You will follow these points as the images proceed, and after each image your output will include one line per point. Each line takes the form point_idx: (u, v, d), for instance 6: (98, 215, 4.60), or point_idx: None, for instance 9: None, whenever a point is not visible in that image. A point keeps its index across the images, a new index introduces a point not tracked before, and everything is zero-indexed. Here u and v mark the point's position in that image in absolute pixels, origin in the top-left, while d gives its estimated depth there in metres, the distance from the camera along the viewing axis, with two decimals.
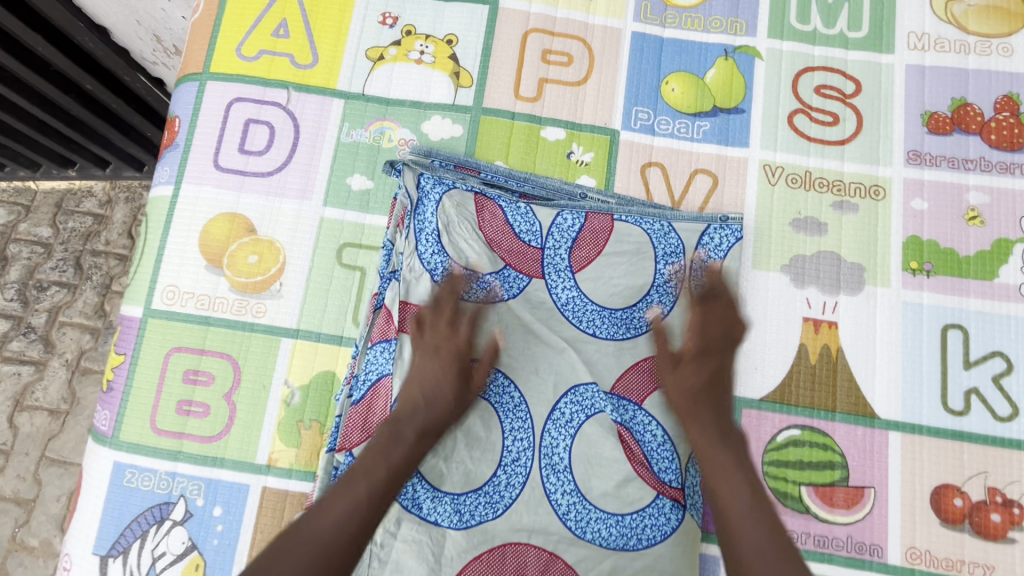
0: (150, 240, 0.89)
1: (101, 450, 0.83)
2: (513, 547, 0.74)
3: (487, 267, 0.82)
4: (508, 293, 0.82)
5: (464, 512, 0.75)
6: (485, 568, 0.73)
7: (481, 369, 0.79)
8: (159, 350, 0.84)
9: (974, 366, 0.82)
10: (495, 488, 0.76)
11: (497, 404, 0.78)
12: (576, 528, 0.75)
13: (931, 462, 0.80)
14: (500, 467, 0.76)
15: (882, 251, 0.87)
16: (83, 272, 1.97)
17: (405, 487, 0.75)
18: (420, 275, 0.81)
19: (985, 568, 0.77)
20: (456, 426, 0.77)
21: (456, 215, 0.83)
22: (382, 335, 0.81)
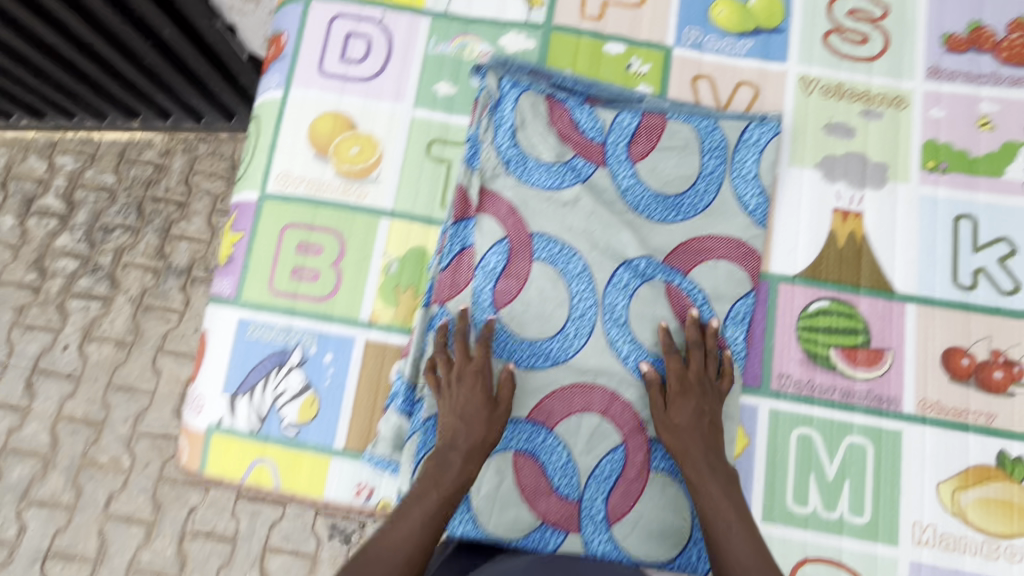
0: (262, 137, 1.03)
1: (226, 310, 0.97)
2: (581, 387, 0.89)
3: (555, 159, 0.94)
4: (577, 179, 0.94)
5: (540, 356, 0.90)
6: (558, 403, 0.88)
7: (549, 242, 0.93)
8: (275, 226, 0.97)
9: (983, 250, 0.94)
10: (565, 337, 0.90)
11: (565, 271, 0.92)
12: (635, 369, 0.89)
13: (943, 328, 0.93)
14: (568, 320, 0.91)
15: (903, 153, 0.99)
16: (145, 217, 2.17)
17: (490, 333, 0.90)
18: (498, 165, 0.94)
19: (987, 416, 0.90)
20: (530, 287, 0.92)
21: (531, 112, 0.95)
22: (462, 214, 0.94)
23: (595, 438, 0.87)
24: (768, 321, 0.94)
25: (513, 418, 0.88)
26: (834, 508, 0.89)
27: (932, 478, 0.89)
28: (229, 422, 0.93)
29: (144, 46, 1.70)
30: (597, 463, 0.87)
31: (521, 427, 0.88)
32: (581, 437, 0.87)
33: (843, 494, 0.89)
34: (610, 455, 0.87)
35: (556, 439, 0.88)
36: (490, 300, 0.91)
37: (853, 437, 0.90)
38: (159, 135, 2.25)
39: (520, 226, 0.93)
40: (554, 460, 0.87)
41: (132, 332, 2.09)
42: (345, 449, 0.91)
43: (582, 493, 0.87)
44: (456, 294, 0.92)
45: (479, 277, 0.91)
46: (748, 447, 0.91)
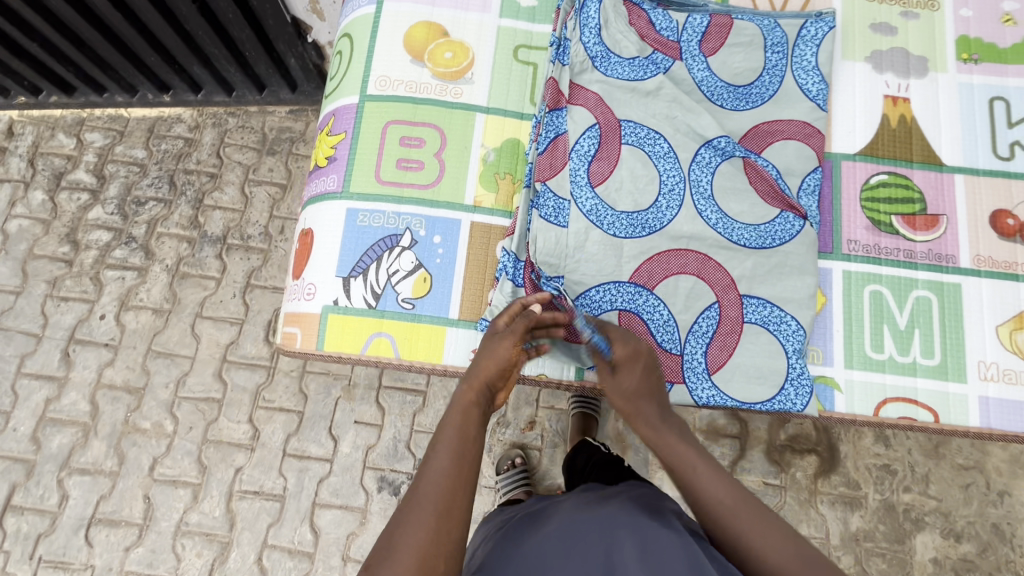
0: (358, 48, 1.10)
1: (334, 202, 1.03)
2: (676, 252, 0.98)
3: (638, 53, 1.06)
4: (658, 70, 1.05)
5: (637, 225, 0.98)
6: (656, 266, 0.97)
7: (636, 127, 1.02)
8: (378, 123, 1.05)
9: (1017, 126, 1.06)
10: (657, 209, 0.99)
11: (651, 152, 1.01)
12: (724, 233, 0.99)
13: (989, 193, 1.04)
14: (660, 195, 1.00)
15: (940, 47, 1.11)
16: (178, 188, 2.20)
17: (590, 207, 0.98)
18: (585, 60, 1.04)
19: None
20: (622, 167, 1.00)
21: (614, 13, 1.06)
22: (555, 103, 1.02)
23: (692, 296, 0.97)
24: (835, 193, 1.04)
25: (616, 280, 0.96)
26: (908, 354, 0.98)
27: (991, 323, 0.99)
28: (344, 302, 0.99)
29: (189, 10, 1.82)
30: (695, 320, 0.96)
31: (624, 289, 0.96)
32: (680, 297, 0.97)
33: (915, 341, 0.98)
34: (706, 312, 0.96)
35: (657, 299, 0.96)
36: (587, 179, 0.99)
37: (919, 291, 1.00)
38: (189, 110, 2.28)
39: (609, 114, 1.02)
40: (657, 318, 0.96)
41: (169, 300, 2.07)
42: (459, 318, 0.97)
43: (683, 347, 0.96)
44: (556, 173, 0.99)
45: (576, 159, 1.00)
46: (827, 305, 1.00)
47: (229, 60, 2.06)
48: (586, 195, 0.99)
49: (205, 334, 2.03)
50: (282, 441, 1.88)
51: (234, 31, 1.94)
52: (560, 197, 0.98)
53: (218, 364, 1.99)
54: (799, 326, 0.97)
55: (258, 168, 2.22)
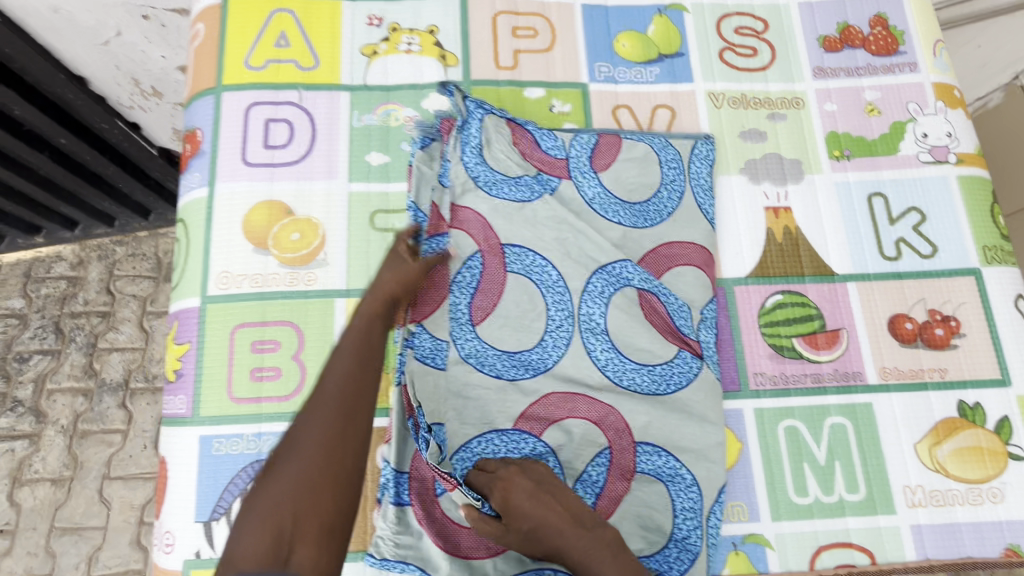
0: (194, 239, 0.98)
1: (183, 429, 0.90)
2: (567, 393, 0.90)
3: (523, 173, 0.99)
4: (546, 190, 0.99)
5: (526, 363, 0.91)
6: (544, 407, 0.89)
7: (522, 254, 0.95)
8: (225, 329, 0.93)
9: (898, 221, 1.03)
10: (546, 346, 0.92)
11: (539, 282, 0.95)
12: (614, 375, 0.91)
13: (883, 298, 1.00)
14: (546, 332, 0.92)
15: (811, 147, 1.07)
16: (65, 336, 1.99)
17: (470, 350, 0.91)
18: (467, 181, 0.97)
19: (940, 372, 0.96)
20: (507, 299, 0.94)
21: (495, 132, 1.00)
22: (435, 231, 0.95)
23: (584, 444, 0.88)
24: (732, 322, 0.98)
25: (498, 429, 0.88)
26: (832, 492, 0.92)
27: (908, 441, 0.94)
28: (208, 553, 0.85)
29: (40, 161, 1.59)
30: (585, 469, 0.87)
31: (510, 436, 0.88)
32: (571, 444, 0.88)
33: (837, 476, 0.92)
34: (596, 460, 0.87)
35: (544, 446, 0.87)
36: (467, 316, 0.93)
37: (833, 418, 0.95)
38: (70, 246, 2.10)
39: (491, 238, 0.96)
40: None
41: (69, 465, 1.86)
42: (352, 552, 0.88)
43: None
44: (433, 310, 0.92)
45: (455, 293, 0.93)
46: (742, 451, 0.93)
47: (101, 197, 1.82)
48: (467, 335, 0.92)
49: (116, 497, 1.84)
50: None
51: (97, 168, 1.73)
52: (438, 337, 0.91)
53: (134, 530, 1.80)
54: (695, 480, 0.87)
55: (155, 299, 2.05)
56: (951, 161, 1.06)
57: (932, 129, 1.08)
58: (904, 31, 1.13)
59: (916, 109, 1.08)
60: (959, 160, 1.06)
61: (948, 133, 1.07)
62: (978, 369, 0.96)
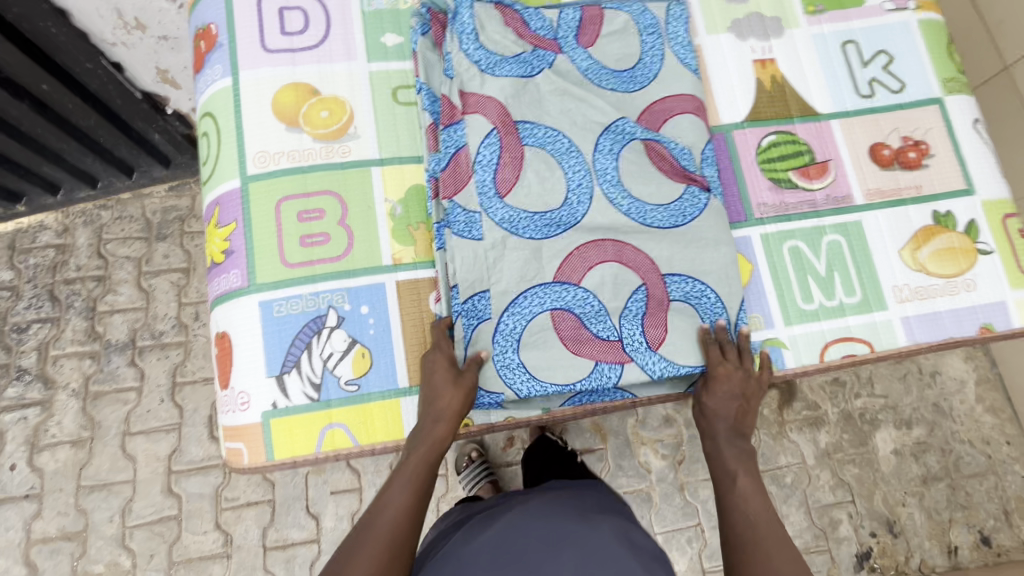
0: (224, 125, 1.01)
1: (242, 298, 0.95)
2: (594, 242, 0.93)
3: (521, 50, 0.99)
4: (543, 66, 1.00)
5: (552, 224, 0.93)
6: (578, 260, 0.92)
7: (535, 127, 0.96)
8: (269, 203, 0.97)
9: (870, 64, 1.15)
10: (571, 205, 0.94)
11: (553, 151, 0.96)
12: (637, 217, 0.96)
13: (862, 131, 1.12)
14: (569, 192, 0.95)
15: (789, 4, 1.17)
16: (62, 302, 1.90)
17: (502, 215, 0.92)
18: (470, 67, 0.97)
19: (916, 188, 1.09)
20: (527, 171, 0.95)
21: (487, 15, 1.00)
22: (450, 119, 0.97)
23: (619, 283, 0.92)
24: (734, 160, 1.08)
25: (541, 283, 0.91)
26: (834, 297, 1.04)
27: (893, 246, 1.07)
28: (284, 403, 0.91)
29: (21, 110, 1.52)
30: (625, 305, 0.92)
31: (548, 289, 0.91)
32: (608, 285, 0.92)
33: (837, 284, 1.04)
34: (634, 295, 0.93)
35: (584, 291, 0.92)
36: (494, 189, 0.93)
37: (829, 237, 1.06)
38: (53, 214, 1.98)
39: (505, 116, 0.96)
40: (588, 309, 0.91)
41: (87, 427, 1.81)
42: (410, 387, 0.92)
43: (621, 332, 0.92)
44: (461, 188, 0.94)
45: (479, 170, 0.94)
46: (754, 272, 1.04)
47: (85, 152, 1.75)
48: (497, 206, 0.93)
49: (141, 451, 1.79)
50: (259, 537, 1.74)
51: (79, 120, 1.66)
52: (470, 210, 0.93)
53: (166, 479, 1.77)
54: (718, 297, 0.96)
55: (151, 258, 1.95)
56: (912, 8, 1.17)
57: None
58: None
59: None
60: (918, 6, 1.18)
61: None
62: (948, 182, 1.09)
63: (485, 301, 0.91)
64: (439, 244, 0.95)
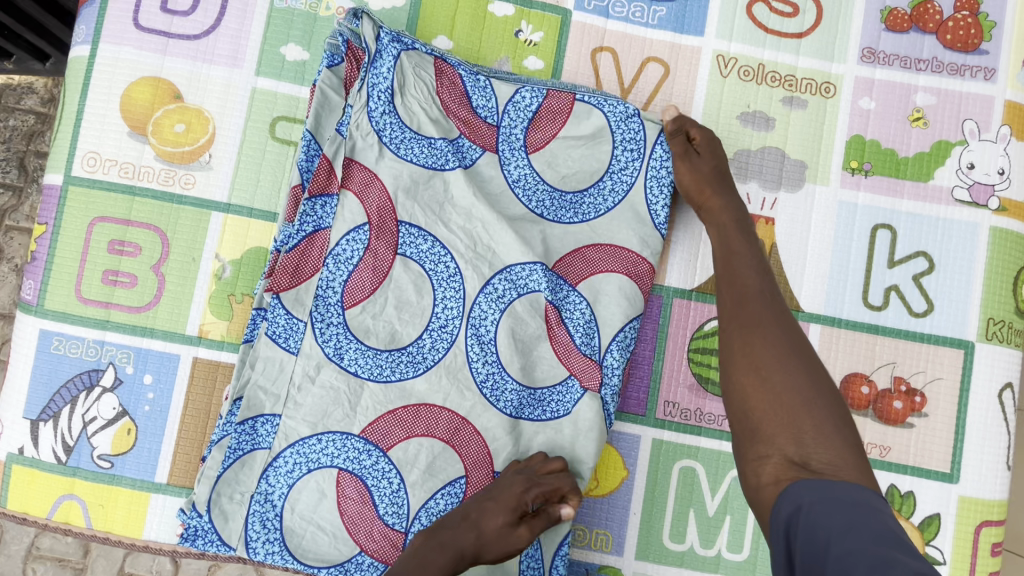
0: (68, 102, 0.83)
1: (26, 319, 0.81)
2: (429, 406, 0.76)
3: (439, 134, 0.79)
4: (461, 162, 0.79)
5: (384, 368, 0.76)
6: (399, 421, 0.76)
7: (419, 236, 0.77)
8: (82, 219, 0.81)
9: (897, 265, 0.85)
10: (419, 349, 0.76)
11: (431, 272, 0.78)
12: (490, 395, 0.77)
13: (845, 354, 0.84)
14: (426, 331, 0.77)
15: (826, 149, 0.86)
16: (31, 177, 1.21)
17: (330, 335, 0.75)
18: (369, 134, 0.77)
19: (881, 448, 0.83)
20: (388, 287, 0.76)
21: (413, 75, 0.79)
22: (322, 188, 0.76)
23: (433, 468, 0.76)
24: (659, 338, 0.84)
25: (343, 433, 0.75)
26: (711, 545, 0.83)
27: None
28: (31, 452, 0.79)
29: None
30: (431, 497, 0.76)
31: (350, 444, 0.75)
32: (418, 467, 0.75)
33: (722, 530, 0.83)
34: (446, 490, 0.76)
35: (389, 463, 0.75)
36: (338, 297, 0.75)
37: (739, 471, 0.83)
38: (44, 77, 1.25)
39: (386, 212, 0.77)
40: (383, 486, 0.75)
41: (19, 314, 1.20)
42: (167, 485, 0.79)
43: (410, 525, 0.76)
44: (298, 283, 0.75)
45: (330, 266, 0.75)
46: (625, 480, 0.83)
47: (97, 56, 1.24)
48: (332, 320, 0.75)
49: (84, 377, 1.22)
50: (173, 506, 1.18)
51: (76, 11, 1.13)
52: (295, 316, 0.75)
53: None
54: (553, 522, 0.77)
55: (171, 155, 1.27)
56: (991, 207, 0.85)
57: (983, 159, 0.85)
58: (996, 23, 0.87)
59: (972, 130, 0.86)
60: (1001, 207, 0.85)
61: (1001, 169, 0.85)
62: (926, 455, 0.83)
63: (270, 426, 0.75)
64: (249, 334, 0.76)
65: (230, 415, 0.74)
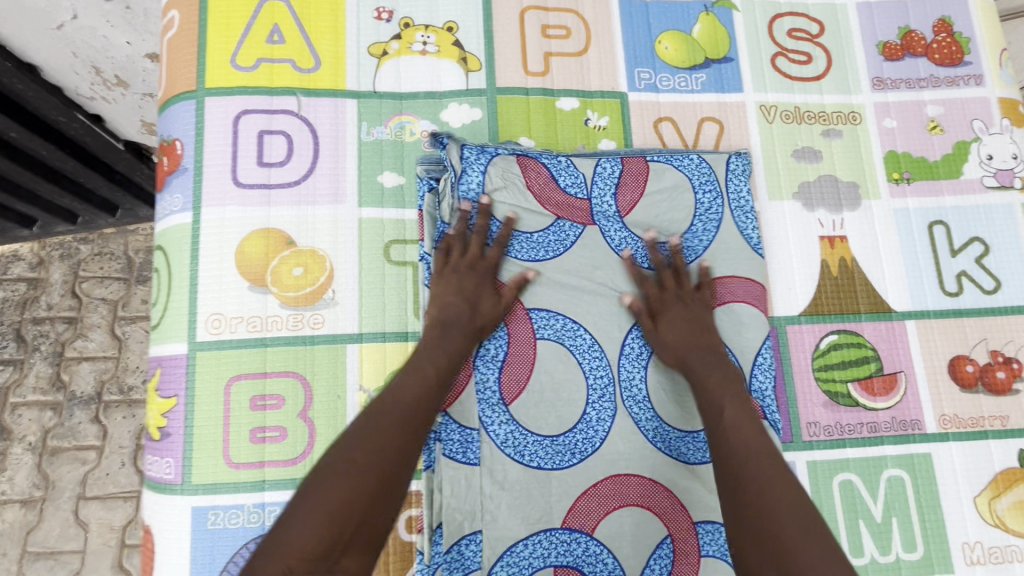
0: (177, 271, 0.83)
1: (172, 499, 0.78)
2: (616, 478, 0.79)
3: (537, 226, 0.86)
4: (565, 243, 0.86)
5: (564, 453, 0.79)
6: (594, 501, 0.78)
7: (552, 317, 0.83)
8: (218, 383, 0.80)
9: (960, 253, 0.95)
10: (588, 424, 0.81)
11: (573, 347, 0.83)
12: (665, 448, 0.82)
13: (944, 339, 0.92)
14: (588, 404, 0.81)
15: (869, 169, 0.98)
16: (28, 344, 1.44)
17: (505, 436, 0.79)
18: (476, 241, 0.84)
19: (1002, 419, 0.90)
20: (541, 371, 0.82)
21: (504, 178, 0.85)
22: None
23: (640, 537, 0.78)
24: (785, 364, 0.90)
25: (546, 529, 0.77)
26: (887, 550, 0.86)
27: (967, 493, 0.88)
28: None
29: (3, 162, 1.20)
30: (646, 565, 0.78)
31: (556, 537, 0.77)
32: (626, 540, 0.78)
33: (893, 534, 0.86)
34: (657, 551, 0.78)
35: (599, 545, 0.77)
36: (499, 395, 0.80)
37: (890, 471, 0.88)
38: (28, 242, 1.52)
39: (516, 305, 0.83)
40: (600, 569, 0.77)
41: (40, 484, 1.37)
42: None
43: None
44: (458, 395, 0.80)
45: (481, 368, 0.81)
46: None
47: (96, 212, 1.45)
48: (500, 418, 0.80)
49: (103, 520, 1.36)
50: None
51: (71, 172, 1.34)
52: (467, 427, 0.79)
53: (120, 553, 1.34)
54: None
55: (127, 303, 1.49)
56: (1017, 187, 0.98)
57: (997, 150, 0.99)
58: (969, 38, 1.03)
59: (980, 127, 1.00)
60: None
61: (1014, 155, 0.99)
62: None
63: (475, 545, 0.77)
64: (427, 461, 0.79)
65: (437, 545, 0.77)
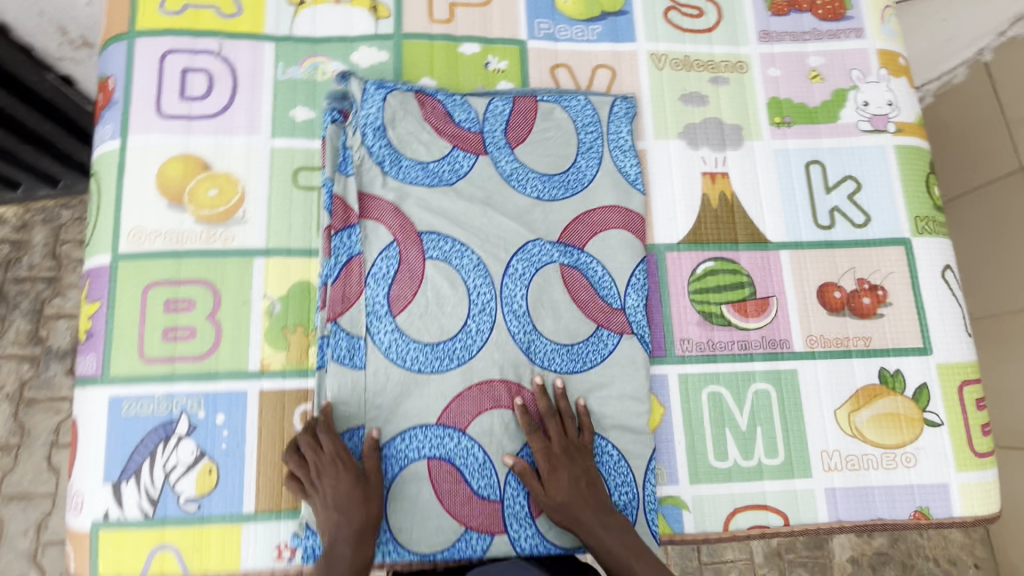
0: (105, 192, 0.92)
1: (92, 390, 0.86)
2: (489, 383, 0.87)
3: (429, 156, 0.94)
4: (457, 172, 0.94)
5: (444, 358, 0.88)
6: (467, 402, 0.87)
7: (440, 239, 0.91)
8: (136, 288, 0.89)
9: (834, 190, 1.03)
10: (468, 333, 0.89)
11: (459, 266, 0.91)
12: (539, 359, 0.90)
13: (814, 267, 1.00)
14: (469, 317, 0.89)
15: (753, 113, 1.06)
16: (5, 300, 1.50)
17: (389, 342, 0.87)
18: (372, 167, 0.92)
19: (865, 339, 0.97)
20: (427, 287, 0.90)
21: (401, 111, 0.94)
22: (345, 223, 0.90)
23: (509, 434, 0.87)
24: (662, 287, 0.98)
25: (422, 424, 0.85)
26: (751, 456, 0.93)
27: (829, 407, 0.95)
28: (117, 514, 0.83)
29: None
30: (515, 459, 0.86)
31: (430, 432, 0.85)
32: (497, 434, 0.86)
33: (756, 441, 0.94)
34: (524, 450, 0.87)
35: (470, 440, 0.86)
36: (386, 307, 0.88)
37: (757, 385, 0.95)
38: (10, 206, 1.56)
39: (408, 227, 0.91)
40: (471, 462, 0.85)
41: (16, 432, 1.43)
42: (256, 512, 0.85)
43: (503, 491, 0.85)
44: (348, 307, 0.88)
45: (371, 284, 0.89)
46: (664, 416, 0.94)
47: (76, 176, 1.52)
48: (385, 328, 0.88)
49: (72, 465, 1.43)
50: None
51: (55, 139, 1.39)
52: (355, 335, 0.88)
53: None
54: (621, 455, 0.89)
55: None
56: (891, 130, 1.05)
57: (874, 96, 1.06)
58: None
59: (859, 76, 1.07)
60: (898, 129, 1.05)
61: (889, 101, 1.06)
62: (902, 336, 0.98)
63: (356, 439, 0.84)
64: (319, 362, 0.87)
65: None
